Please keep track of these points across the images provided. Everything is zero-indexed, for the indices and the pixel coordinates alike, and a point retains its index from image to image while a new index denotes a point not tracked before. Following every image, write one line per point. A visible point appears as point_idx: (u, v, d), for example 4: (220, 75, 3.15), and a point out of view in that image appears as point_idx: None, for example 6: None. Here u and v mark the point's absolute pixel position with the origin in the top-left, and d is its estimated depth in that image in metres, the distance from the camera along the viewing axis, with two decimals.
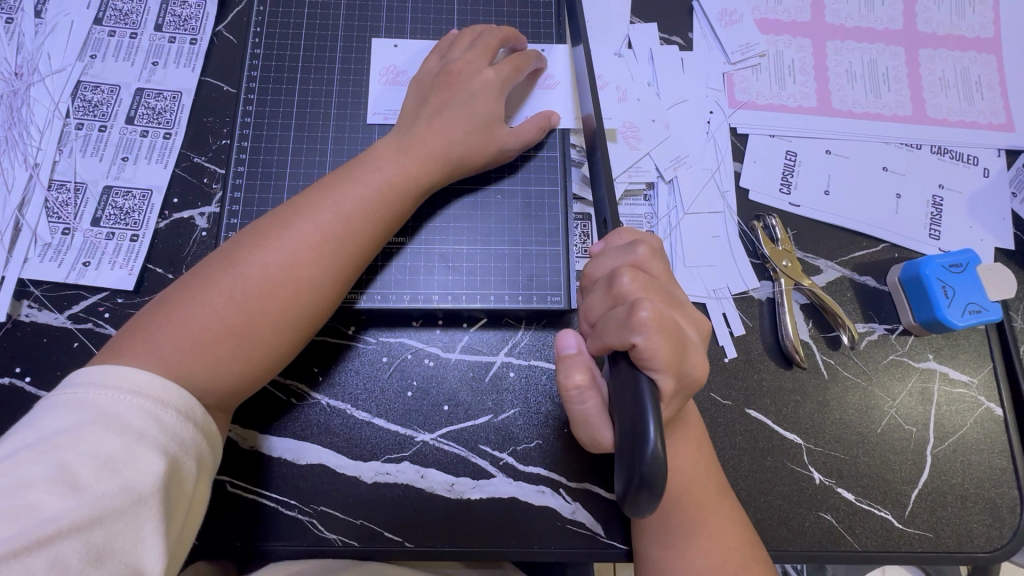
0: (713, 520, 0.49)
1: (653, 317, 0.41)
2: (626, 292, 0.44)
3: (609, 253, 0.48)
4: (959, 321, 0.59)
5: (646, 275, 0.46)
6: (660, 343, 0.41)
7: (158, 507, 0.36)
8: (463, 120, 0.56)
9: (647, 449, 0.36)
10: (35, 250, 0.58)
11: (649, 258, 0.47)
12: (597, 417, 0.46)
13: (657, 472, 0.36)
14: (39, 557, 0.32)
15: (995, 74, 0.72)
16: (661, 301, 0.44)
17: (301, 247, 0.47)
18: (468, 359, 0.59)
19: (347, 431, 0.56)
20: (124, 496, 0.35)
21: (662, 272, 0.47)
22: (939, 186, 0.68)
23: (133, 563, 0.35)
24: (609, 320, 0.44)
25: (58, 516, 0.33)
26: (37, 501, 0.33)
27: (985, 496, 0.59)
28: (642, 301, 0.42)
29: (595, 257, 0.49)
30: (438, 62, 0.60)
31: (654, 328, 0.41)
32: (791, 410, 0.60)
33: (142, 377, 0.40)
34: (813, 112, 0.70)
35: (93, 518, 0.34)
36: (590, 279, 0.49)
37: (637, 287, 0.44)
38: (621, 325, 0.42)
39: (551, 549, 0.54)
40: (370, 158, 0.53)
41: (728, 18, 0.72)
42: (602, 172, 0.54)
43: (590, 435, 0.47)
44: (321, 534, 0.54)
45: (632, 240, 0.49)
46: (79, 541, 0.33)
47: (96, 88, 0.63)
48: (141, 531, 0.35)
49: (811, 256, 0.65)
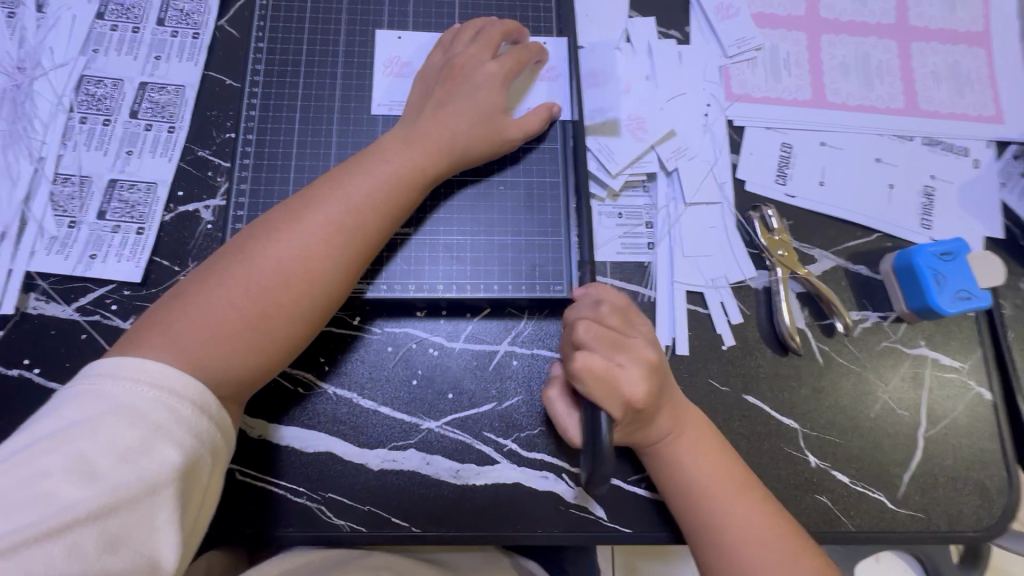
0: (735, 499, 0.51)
1: (586, 364, 0.48)
2: (578, 339, 0.50)
3: (582, 299, 0.55)
4: (949, 308, 0.61)
5: (603, 323, 0.52)
6: (593, 380, 0.47)
7: (173, 497, 0.37)
8: (467, 112, 0.56)
9: (600, 451, 0.44)
10: (42, 243, 0.59)
11: (607, 310, 0.52)
12: (566, 421, 0.54)
13: (602, 469, 0.44)
14: (56, 545, 0.33)
15: (985, 67, 0.73)
16: (607, 346, 0.50)
17: (313, 239, 0.48)
18: (471, 348, 0.60)
19: (354, 419, 0.57)
20: (141, 486, 0.36)
21: (619, 321, 0.52)
22: (931, 177, 0.69)
23: (148, 552, 0.36)
24: (566, 363, 0.52)
25: (77, 504, 0.34)
26: (55, 490, 0.34)
27: (974, 478, 0.61)
28: (584, 350, 0.50)
29: (572, 303, 0.56)
30: (442, 57, 0.60)
31: (590, 375, 0.48)
32: (787, 395, 0.61)
33: (158, 368, 0.41)
34: (809, 104, 0.71)
35: (109, 507, 0.35)
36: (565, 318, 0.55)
37: (588, 334, 0.50)
38: (567, 368, 0.50)
39: (554, 533, 0.56)
40: (376, 151, 0.54)
41: (724, 11, 0.73)
42: (581, 166, 0.62)
43: (562, 437, 0.55)
44: (329, 520, 0.55)
45: (599, 295, 0.55)
46: (96, 529, 0.35)
47: (99, 82, 0.64)
48: (156, 520, 0.37)
49: (806, 245, 0.66)
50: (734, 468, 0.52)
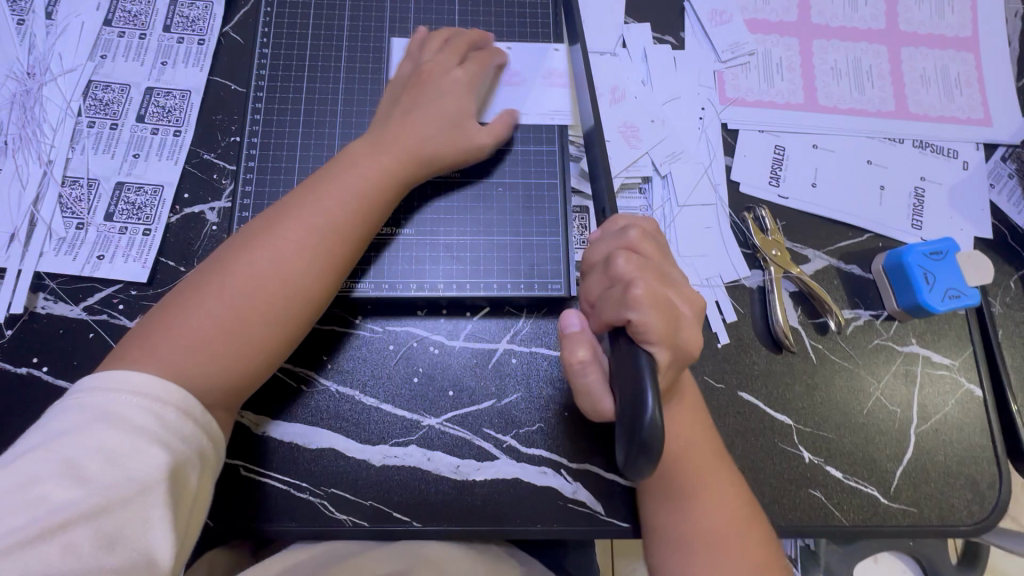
0: (710, 486, 0.51)
1: (646, 295, 0.45)
2: (623, 272, 0.47)
3: (605, 236, 0.52)
4: (939, 305, 0.62)
5: (639, 254, 0.49)
6: (654, 318, 0.44)
7: (164, 496, 0.38)
8: (435, 116, 0.57)
9: (646, 415, 0.39)
10: (50, 244, 0.60)
11: (640, 240, 0.50)
12: (598, 389, 0.49)
13: (654, 436, 0.38)
14: (51, 544, 0.34)
15: (973, 71, 0.75)
16: (655, 280, 0.47)
17: (287, 247, 0.50)
18: (471, 346, 0.61)
19: (356, 416, 0.58)
20: (130, 486, 0.37)
21: (654, 253, 0.50)
22: (921, 178, 0.71)
23: (143, 549, 0.37)
24: (607, 299, 0.48)
25: (69, 505, 0.36)
26: (47, 493, 0.35)
27: (965, 473, 0.62)
28: (635, 281, 0.46)
29: (591, 245, 0.53)
30: (409, 65, 0.62)
31: (648, 304, 0.44)
32: (781, 392, 0.63)
33: (142, 378, 0.42)
34: (801, 107, 0.72)
35: (102, 506, 0.36)
36: (588, 262, 0.52)
37: (632, 267, 0.47)
38: (618, 302, 0.46)
39: (554, 527, 0.57)
40: (347, 157, 0.55)
41: (718, 17, 0.74)
42: (601, 167, 0.58)
43: (592, 407, 0.50)
44: (332, 515, 0.56)
45: (626, 224, 0.52)
46: (91, 527, 0.36)
47: (107, 87, 0.65)
48: (149, 518, 0.37)
49: (800, 246, 0.68)
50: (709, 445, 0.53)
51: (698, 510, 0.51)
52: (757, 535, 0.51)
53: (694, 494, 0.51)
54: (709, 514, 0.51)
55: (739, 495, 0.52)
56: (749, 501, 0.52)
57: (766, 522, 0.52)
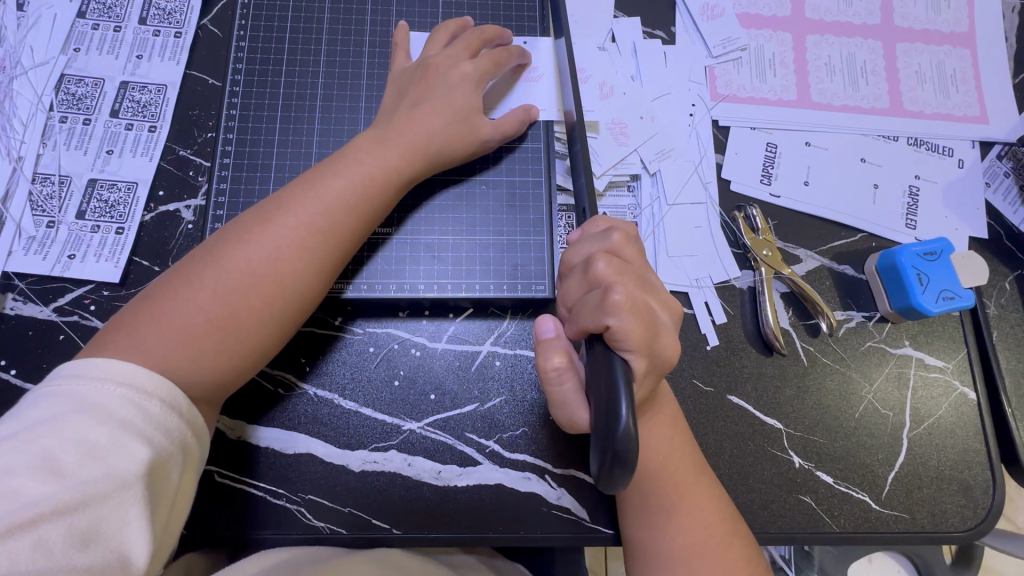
0: (687, 500, 0.50)
1: (626, 301, 0.44)
2: (601, 276, 0.46)
3: (586, 239, 0.50)
4: (933, 307, 0.61)
5: (620, 257, 0.48)
6: (633, 324, 0.43)
7: (142, 493, 0.37)
8: (443, 110, 0.56)
9: (619, 427, 0.38)
10: (20, 243, 0.58)
11: (623, 243, 0.48)
12: (574, 397, 0.48)
13: (629, 448, 0.37)
14: (20, 540, 0.33)
15: (969, 67, 0.74)
16: (636, 285, 0.46)
17: (285, 242, 0.48)
18: (454, 348, 0.59)
19: (335, 421, 0.57)
20: (109, 482, 0.36)
21: (635, 256, 0.49)
22: (916, 177, 0.69)
23: (118, 548, 0.36)
24: (585, 305, 0.46)
25: (42, 500, 0.34)
26: (19, 487, 0.34)
27: (958, 477, 0.61)
28: (615, 286, 0.45)
29: (573, 244, 0.51)
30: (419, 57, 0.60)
31: (627, 311, 0.43)
32: (772, 395, 0.61)
33: (127, 369, 0.41)
34: (794, 104, 0.71)
35: (77, 503, 0.35)
36: (567, 264, 0.50)
37: (612, 272, 0.46)
38: (597, 308, 0.44)
39: (537, 534, 0.55)
40: (350, 151, 0.53)
41: (709, 12, 0.73)
42: (581, 162, 0.57)
43: (567, 416, 0.49)
44: (310, 522, 0.54)
45: (607, 226, 0.51)
46: (64, 524, 0.34)
47: (80, 81, 0.63)
48: (125, 516, 0.36)
49: (791, 245, 0.66)
50: (688, 457, 0.52)
51: (674, 525, 0.50)
52: (736, 551, 0.49)
53: (670, 508, 0.50)
54: (685, 529, 0.49)
55: (718, 509, 0.51)
56: (729, 515, 0.51)
57: (746, 537, 0.51)
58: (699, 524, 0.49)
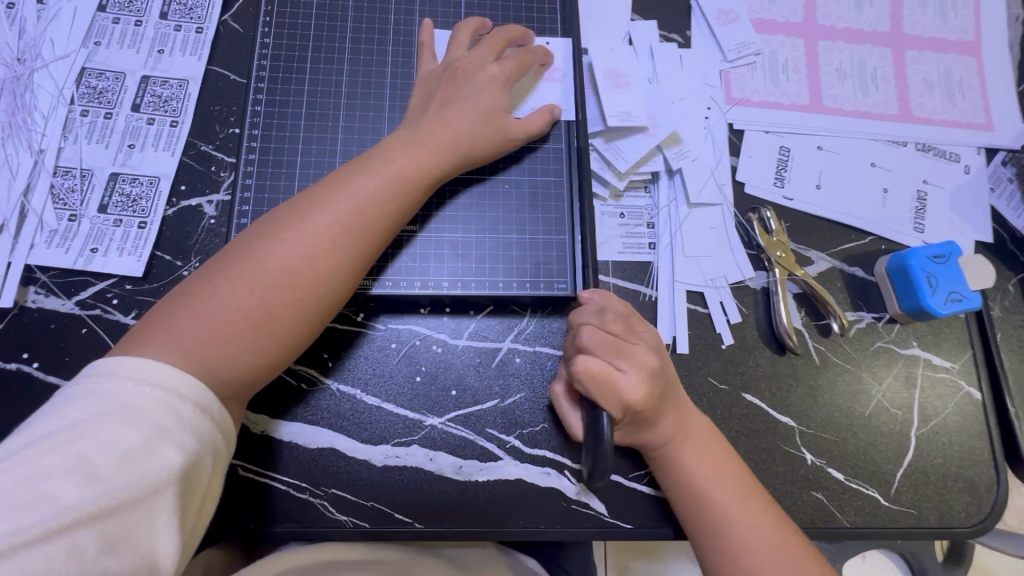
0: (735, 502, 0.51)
1: (592, 367, 0.50)
2: (582, 346, 0.52)
3: (587, 306, 0.56)
4: (941, 309, 0.62)
5: (605, 328, 0.53)
6: (597, 387, 0.49)
7: (173, 498, 0.37)
8: (470, 111, 0.57)
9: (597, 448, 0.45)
10: (41, 236, 0.58)
11: (609, 313, 0.54)
12: (571, 418, 0.56)
13: (599, 467, 0.45)
14: (55, 545, 0.33)
15: (975, 76, 0.75)
16: (608, 350, 0.52)
17: (319, 238, 0.48)
18: (475, 346, 0.60)
19: (357, 415, 0.57)
20: (142, 487, 0.36)
21: (623, 327, 0.54)
22: (924, 182, 0.71)
23: (148, 552, 0.36)
24: (571, 365, 0.54)
25: (77, 505, 0.34)
26: (55, 490, 0.34)
27: (964, 475, 0.62)
28: (587, 353, 0.52)
29: (580, 305, 0.57)
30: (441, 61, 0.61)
31: (590, 376, 0.49)
32: (785, 394, 0.63)
33: (162, 367, 0.41)
34: (806, 109, 0.72)
35: (110, 508, 0.35)
36: (568, 324, 0.57)
37: (592, 340, 0.52)
38: (572, 375, 0.51)
39: (556, 528, 0.56)
40: (379, 152, 0.54)
41: (725, 17, 0.74)
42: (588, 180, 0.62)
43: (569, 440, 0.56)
44: (332, 516, 0.55)
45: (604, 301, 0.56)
46: (94, 531, 0.34)
47: (101, 75, 0.63)
48: (155, 522, 0.36)
49: (804, 248, 0.68)
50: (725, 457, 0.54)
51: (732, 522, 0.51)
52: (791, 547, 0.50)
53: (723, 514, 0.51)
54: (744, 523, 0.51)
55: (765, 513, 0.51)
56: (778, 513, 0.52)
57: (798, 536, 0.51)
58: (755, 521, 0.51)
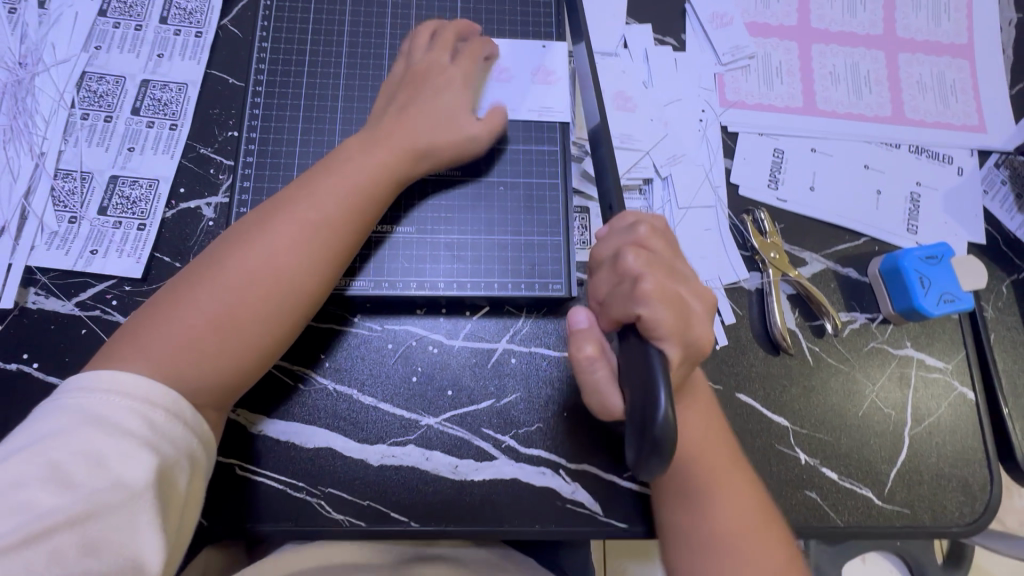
0: (733, 492, 0.51)
1: (655, 290, 0.46)
2: (630, 268, 0.47)
3: (614, 232, 0.51)
4: (934, 309, 0.63)
5: (648, 248, 0.49)
6: (663, 312, 0.44)
7: (152, 501, 0.38)
8: (431, 114, 0.57)
9: (659, 415, 0.39)
10: (42, 238, 0.59)
11: (649, 236, 0.49)
12: (606, 385, 0.49)
13: (667, 436, 0.39)
14: (37, 551, 0.34)
15: (968, 78, 0.76)
16: (665, 276, 0.47)
17: (280, 242, 0.49)
18: (471, 346, 0.61)
19: (354, 415, 0.58)
20: (117, 491, 0.37)
21: (665, 249, 0.49)
22: (917, 183, 0.72)
23: (131, 554, 0.36)
24: (615, 296, 0.48)
25: (54, 511, 0.35)
26: (31, 498, 0.35)
27: (958, 475, 0.63)
28: (643, 277, 0.46)
29: (600, 238, 0.52)
30: (402, 61, 0.62)
31: (656, 300, 0.45)
32: (779, 394, 0.63)
33: (129, 378, 0.42)
34: (800, 111, 0.73)
35: (87, 513, 0.35)
36: (596, 259, 0.51)
37: (641, 264, 0.47)
38: (626, 297, 0.46)
39: (551, 527, 0.57)
40: (341, 155, 0.54)
41: (719, 20, 0.75)
42: (606, 163, 0.55)
43: (601, 404, 0.50)
44: (329, 515, 0.55)
45: (634, 219, 0.51)
46: (73, 535, 0.35)
47: (101, 78, 0.64)
48: (134, 524, 0.37)
49: (798, 249, 0.68)
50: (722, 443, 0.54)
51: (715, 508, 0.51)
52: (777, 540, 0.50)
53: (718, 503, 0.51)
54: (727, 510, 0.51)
55: (759, 502, 0.52)
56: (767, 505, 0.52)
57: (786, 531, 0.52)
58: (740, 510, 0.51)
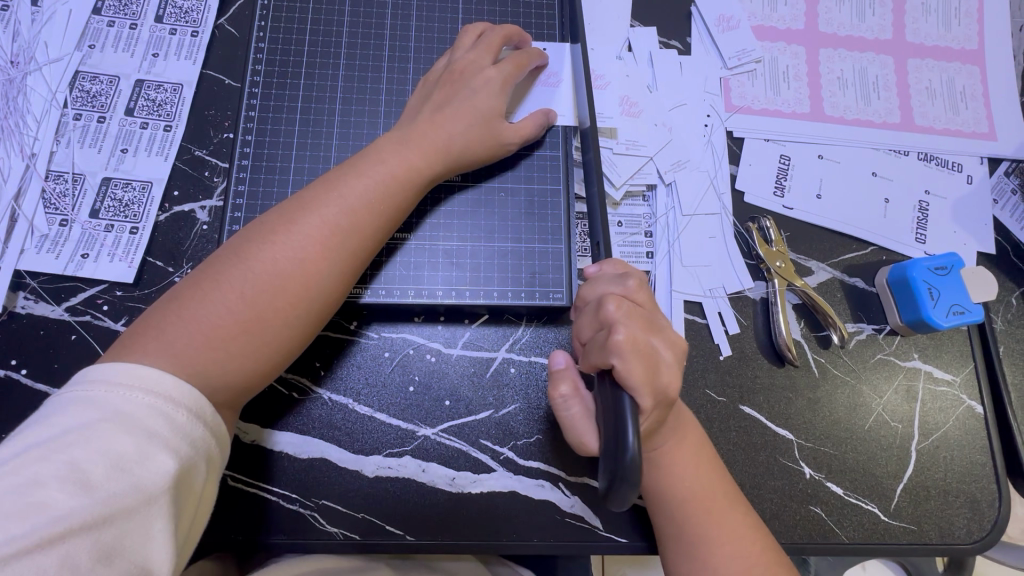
0: (724, 521, 0.51)
1: (628, 341, 0.45)
2: (610, 318, 0.47)
3: (601, 279, 0.51)
4: (943, 322, 0.61)
5: (631, 299, 0.49)
6: (636, 364, 0.44)
7: (167, 507, 0.36)
8: (466, 115, 0.56)
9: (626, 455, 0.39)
10: (32, 241, 0.57)
11: (637, 287, 0.49)
12: (581, 423, 0.51)
13: (635, 469, 0.39)
14: (48, 555, 0.32)
15: (979, 84, 0.75)
16: (642, 327, 0.46)
17: (309, 241, 0.48)
18: (469, 355, 0.59)
19: (348, 425, 0.56)
20: (135, 495, 0.35)
21: (648, 301, 0.49)
22: (925, 192, 0.70)
23: (141, 562, 0.35)
24: (594, 344, 0.48)
25: (68, 514, 0.33)
26: (47, 498, 0.33)
27: (966, 490, 0.61)
28: (618, 326, 0.46)
29: (588, 282, 0.52)
30: (444, 61, 0.61)
31: (628, 351, 0.44)
32: (784, 406, 0.62)
33: (152, 375, 0.40)
34: (807, 117, 0.71)
35: (104, 516, 0.34)
36: (581, 301, 0.52)
37: (621, 313, 0.47)
38: (601, 347, 0.46)
39: (550, 542, 0.55)
40: (371, 153, 0.53)
41: (726, 23, 0.73)
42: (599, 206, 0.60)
43: (576, 441, 0.51)
44: (322, 527, 0.54)
45: (624, 271, 0.52)
46: (89, 539, 0.33)
47: (95, 78, 0.63)
48: (149, 531, 0.35)
49: (804, 257, 0.67)
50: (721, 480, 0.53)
51: (717, 545, 0.50)
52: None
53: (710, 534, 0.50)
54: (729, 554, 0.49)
55: (761, 538, 0.51)
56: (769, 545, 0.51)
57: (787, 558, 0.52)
58: (739, 548, 0.50)
